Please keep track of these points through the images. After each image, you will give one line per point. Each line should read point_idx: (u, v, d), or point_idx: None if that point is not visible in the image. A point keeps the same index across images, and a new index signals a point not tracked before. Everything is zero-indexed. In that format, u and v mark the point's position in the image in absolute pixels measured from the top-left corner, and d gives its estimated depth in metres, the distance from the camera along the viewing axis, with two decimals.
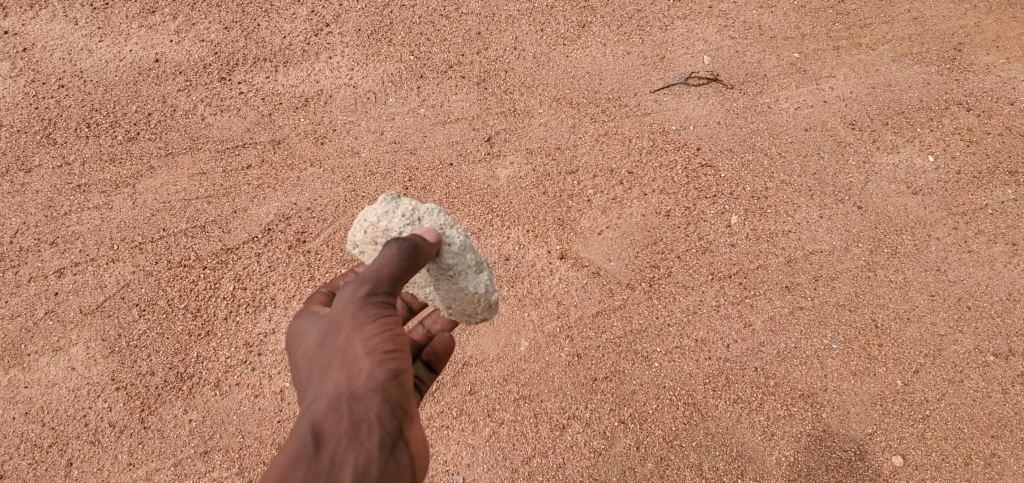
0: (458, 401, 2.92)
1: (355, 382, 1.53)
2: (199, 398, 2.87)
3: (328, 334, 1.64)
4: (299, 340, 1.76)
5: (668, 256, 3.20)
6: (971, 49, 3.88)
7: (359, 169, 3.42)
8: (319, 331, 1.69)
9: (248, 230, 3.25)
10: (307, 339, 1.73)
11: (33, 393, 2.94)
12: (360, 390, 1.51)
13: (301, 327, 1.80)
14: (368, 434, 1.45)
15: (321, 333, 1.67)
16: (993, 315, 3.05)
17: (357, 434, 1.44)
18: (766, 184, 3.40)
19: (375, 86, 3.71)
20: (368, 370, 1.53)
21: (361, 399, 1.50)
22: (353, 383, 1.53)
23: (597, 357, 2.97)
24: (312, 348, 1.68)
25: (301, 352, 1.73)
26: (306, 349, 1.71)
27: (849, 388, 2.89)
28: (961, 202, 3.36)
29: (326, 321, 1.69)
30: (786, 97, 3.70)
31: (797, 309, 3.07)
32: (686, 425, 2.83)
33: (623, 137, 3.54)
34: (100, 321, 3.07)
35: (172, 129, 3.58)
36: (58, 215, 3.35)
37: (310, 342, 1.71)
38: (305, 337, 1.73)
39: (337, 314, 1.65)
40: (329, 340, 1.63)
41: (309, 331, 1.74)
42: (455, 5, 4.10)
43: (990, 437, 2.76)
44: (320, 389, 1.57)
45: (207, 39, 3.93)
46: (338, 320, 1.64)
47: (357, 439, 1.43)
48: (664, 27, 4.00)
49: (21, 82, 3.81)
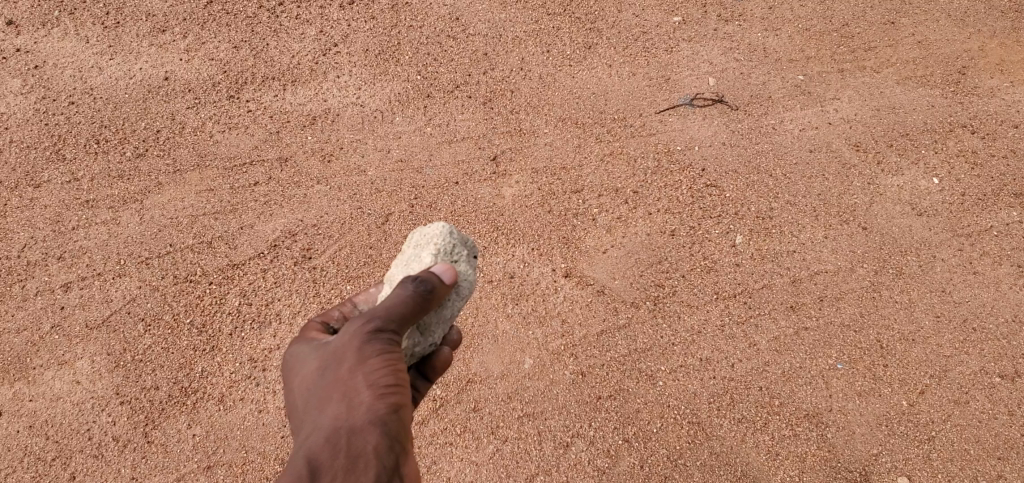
0: (462, 418, 2.92)
1: (354, 416, 1.54)
2: (203, 413, 2.89)
3: (331, 363, 1.65)
4: (297, 367, 1.77)
5: (673, 275, 3.21)
6: (975, 72, 3.89)
7: (365, 187, 3.43)
8: (319, 361, 1.69)
9: (254, 246, 3.27)
10: (307, 367, 1.73)
11: (37, 407, 2.96)
12: (358, 425, 1.52)
13: (302, 351, 1.80)
14: (365, 469, 1.46)
15: (323, 362, 1.67)
16: (999, 337, 3.05)
17: (354, 468, 1.45)
18: (770, 205, 3.41)
19: (381, 105, 3.74)
20: (368, 403, 1.55)
21: (359, 434, 1.52)
22: (353, 416, 1.54)
23: (601, 375, 2.97)
24: (312, 380, 1.68)
25: (298, 380, 1.73)
26: (305, 378, 1.71)
27: (855, 409, 2.89)
28: (965, 224, 3.37)
29: (328, 349, 1.69)
30: (790, 119, 3.72)
31: (802, 329, 3.07)
32: (690, 445, 2.83)
33: (629, 157, 3.56)
34: (106, 336, 3.09)
35: (181, 146, 3.61)
36: (66, 230, 3.37)
37: (309, 370, 1.71)
38: (305, 364, 1.74)
39: (340, 345, 1.66)
40: (330, 371, 1.63)
41: (307, 361, 1.74)
42: (462, 26, 4.10)
43: (995, 460, 2.77)
44: (318, 421, 1.58)
45: (217, 58, 3.96)
46: (342, 349, 1.64)
47: (355, 472, 1.45)
48: (669, 49, 4.01)
49: (32, 99, 3.84)
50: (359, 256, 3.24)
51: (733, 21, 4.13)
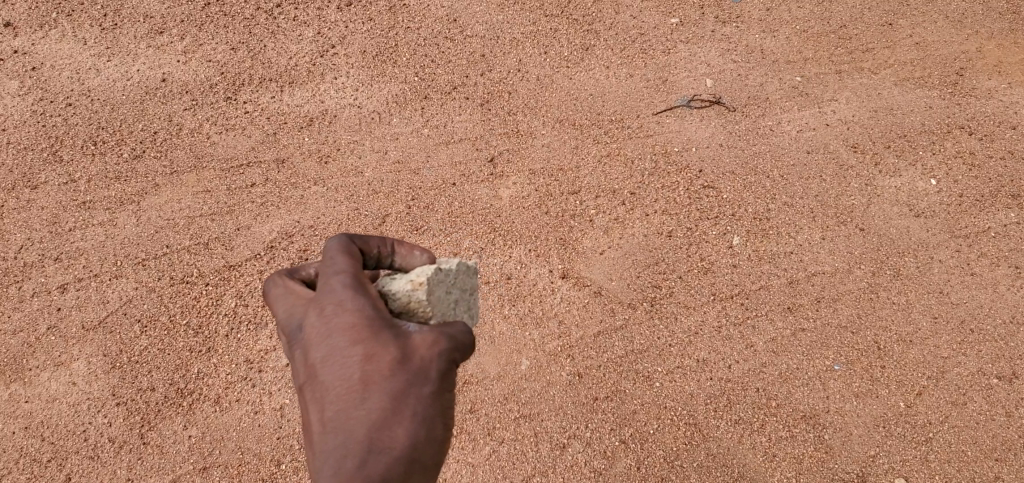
0: (459, 419, 2.92)
1: (424, 454, 1.34)
2: (199, 414, 2.90)
3: (405, 363, 1.40)
4: (345, 328, 1.43)
5: (670, 276, 3.21)
6: (973, 74, 3.89)
7: (362, 189, 3.43)
8: (388, 348, 1.41)
9: (251, 247, 3.28)
10: (364, 339, 1.41)
11: (34, 408, 2.97)
12: (428, 468, 1.34)
13: (353, 305, 1.47)
14: None
15: (395, 355, 1.40)
16: (997, 339, 3.04)
17: None
18: (767, 206, 3.41)
19: (379, 106, 3.74)
20: (432, 442, 1.36)
21: (425, 479, 1.33)
22: (424, 453, 1.34)
23: (598, 376, 2.96)
24: (377, 362, 1.38)
25: (347, 347, 1.41)
26: (362, 353, 1.40)
27: (852, 410, 2.89)
28: (963, 225, 3.37)
29: (400, 342, 1.43)
30: (788, 119, 3.72)
31: (800, 330, 3.07)
32: (687, 446, 2.83)
33: (627, 158, 3.56)
34: (103, 337, 3.09)
35: (178, 147, 3.60)
36: (63, 232, 3.38)
37: (370, 348, 1.40)
38: (363, 331, 1.42)
39: (416, 353, 1.43)
40: (406, 376, 1.39)
41: (365, 329, 1.43)
42: (460, 27, 4.10)
43: (992, 461, 2.76)
44: (382, 427, 1.32)
45: (214, 59, 3.96)
46: (420, 361, 1.42)
47: None
48: (668, 50, 4.01)
49: (30, 101, 3.84)
50: None
51: (731, 22, 4.13)
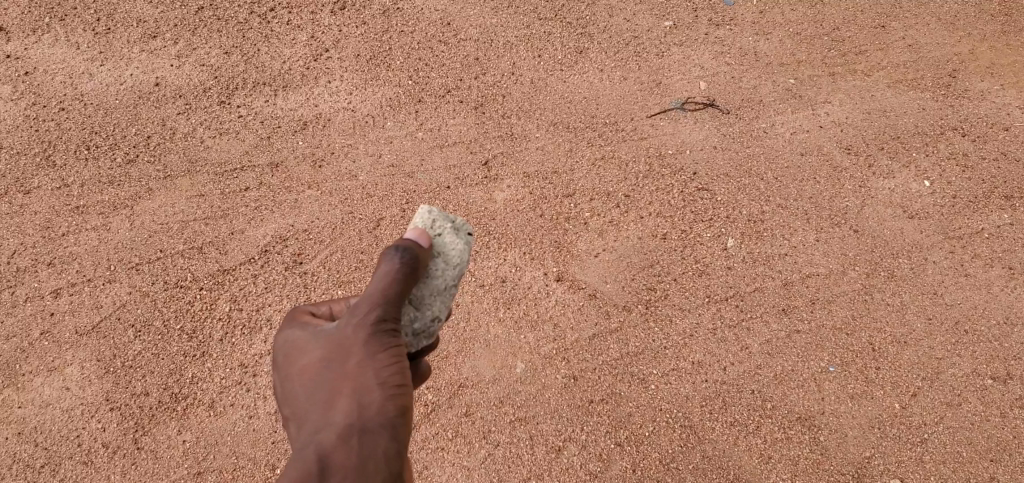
0: (454, 422, 2.92)
1: (366, 416, 1.48)
2: (194, 419, 2.89)
3: (330, 353, 1.58)
4: (293, 353, 1.67)
5: (665, 279, 3.20)
6: (965, 76, 3.89)
7: (356, 192, 3.43)
8: (321, 351, 1.61)
9: (245, 252, 3.27)
10: (303, 354, 1.65)
11: (26, 413, 2.97)
12: (370, 429, 1.47)
13: (293, 339, 1.70)
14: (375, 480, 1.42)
15: (326, 352, 1.60)
16: (990, 340, 3.06)
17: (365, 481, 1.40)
18: (762, 208, 3.41)
19: (373, 110, 3.74)
20: (380, 402, 1.50)
21: (373, 436, 1.47)
22: (363, 416, 1.48)
23: (593, 379, 2.96)
24: (312, 367, 1.60)
25: (292, 367, 1.65)
26: (304, 365, 1.62)
27: (846, 412, 2.90)
28: (956, 226, 3.38)
29: (327, 341, 1.62)
30: (782, 122, 3.72)
31: (794, 332, 3.07)
32: (683, 448, 2.84)
33: (620, 161, 3.55)
34: (96, 342, 3.08)
35: (172, 151, 3.60)
36: (56, 236, 3.36)
37: (309, 359, 1.63)
38: (303, 352, 1.65)
39: (342, 334, 1.59)
40: (335, 362, 1.56)
41: (305, 347, 1.66)
42: (453, 31, 4.09)
43: (989, 461, 2.79)
44: (323, 420, 1.51)
45: (208, 63, 3.94)
46: (340, 343, 1.58)
47: None
48: (661, 54, 4.01)
49: (23, 106, 3.83)
50: (351, 261, 3.24)
51: (724, 25, 4.12)
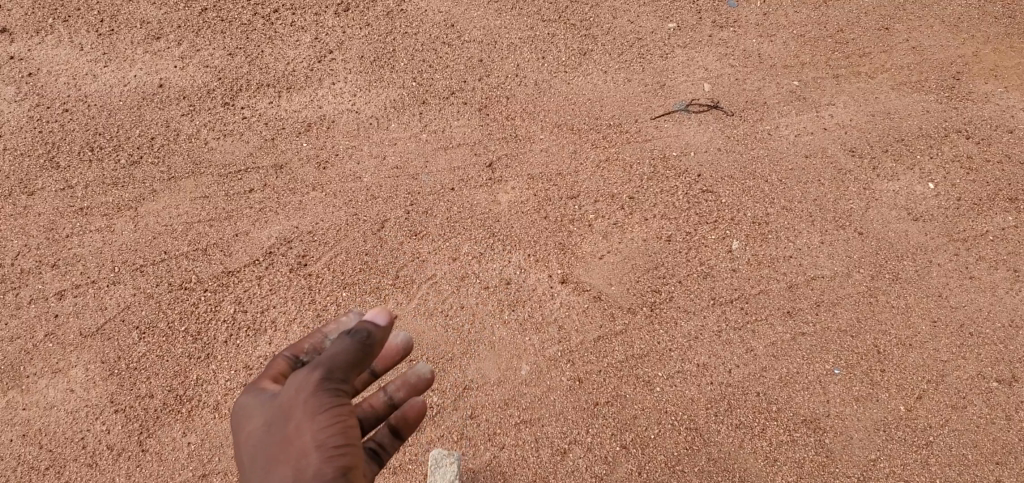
0: (458, 425, 2.90)
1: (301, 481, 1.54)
2: (198, 421, 2.88)
3: (275, 423, 1.65)
4: (243, 425, 1.73)
5: (669, 281, 3.20)
6: (969, 78, 3.89)
7: (360, 195, 3.44)
8: (266, 418, 1.69)
9: (249, 253, 3.27)
10: (252, 427, 1.71)
11: (31, 416, 2.94)
12: None
13: (246, 416, 1.74)
14: None
15: (271, 421, 1.67)
16: (996, 342, 3.05)
17: None
18: (766, 210, 3.41)
19: (377, 112, 3.73)
20: (316, 464, 1.56)
21: None
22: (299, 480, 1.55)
23: (599, 381, 2.96)
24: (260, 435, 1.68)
25: (243, 442, 1.72)
26: (250, 435, 1.70)
27: (851, 414, 2.89)
28: (961, 228, 3.37)
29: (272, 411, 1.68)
30: (786, 124, 3.72)
31: (799, 334, 3.07)
32: (688, 451, 2.82)
33: (624, 163, 3.56)
34: (101, 344, 3.08)
35: (176, 153, 3.60)
36: (60, 238, 3.36)
37: (254, 428, 1.71)
38: (251, 423, 1.72)
39: (285, 403, 1.67)
40: (276, 429, 1.64)
41: (254, 419, 1.72)
42: (457, 32, 4.09)
43: (994, 464, 2.77)
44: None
45: (212, 65, 3.94)
46: (285, 411, 1.65)
47: None
48: (665, 55, 4.01)
49: (26, 107, 3.82)
50: (355, 263, 3.25)
51: (728, 27, 4.12)
